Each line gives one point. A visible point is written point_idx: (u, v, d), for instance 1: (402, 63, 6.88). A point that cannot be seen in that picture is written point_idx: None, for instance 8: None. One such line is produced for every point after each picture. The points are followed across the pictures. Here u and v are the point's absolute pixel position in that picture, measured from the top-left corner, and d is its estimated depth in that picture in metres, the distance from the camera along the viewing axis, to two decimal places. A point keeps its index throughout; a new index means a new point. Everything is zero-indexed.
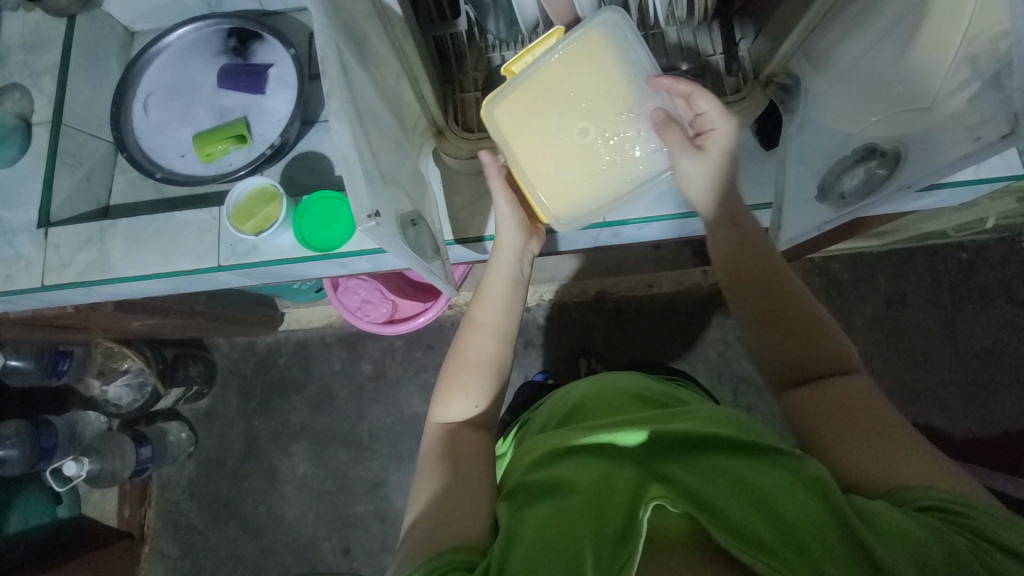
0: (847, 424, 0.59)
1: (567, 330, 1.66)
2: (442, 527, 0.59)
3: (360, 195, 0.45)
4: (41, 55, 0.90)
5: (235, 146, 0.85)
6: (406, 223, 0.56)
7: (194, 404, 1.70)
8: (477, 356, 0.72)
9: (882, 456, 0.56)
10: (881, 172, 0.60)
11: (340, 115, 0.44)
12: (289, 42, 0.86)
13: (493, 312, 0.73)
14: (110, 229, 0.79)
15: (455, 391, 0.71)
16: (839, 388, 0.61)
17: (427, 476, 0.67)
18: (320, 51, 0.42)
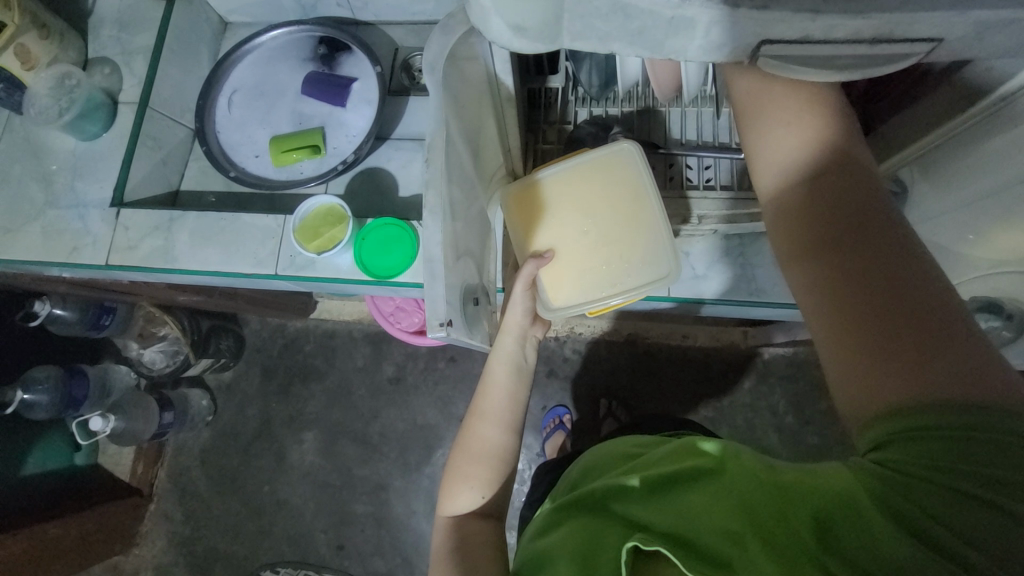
0: (852, 318, 0.43)
1: (593, 368, 1.63)
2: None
3: (437, 301, 0.45)
4: (136, 34, 0.92)
5: (308, 156, 0.85)
6: (471, 301, 0.55)
7: (219, 375, 1.73)
8: (482, 447, 0.67)
9: (887, 362, 0.41)
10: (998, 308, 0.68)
11: (434, 208, 0.44)
12: (376, 59, 0.86)
13: (497, 403, 0.68)
14: (178, 220, 0.81)
15: (459, 484, 0.66)
16: (880, 255, 0.43)
17: (447, 543, 0.64)
18: (431, 135, 0.43)
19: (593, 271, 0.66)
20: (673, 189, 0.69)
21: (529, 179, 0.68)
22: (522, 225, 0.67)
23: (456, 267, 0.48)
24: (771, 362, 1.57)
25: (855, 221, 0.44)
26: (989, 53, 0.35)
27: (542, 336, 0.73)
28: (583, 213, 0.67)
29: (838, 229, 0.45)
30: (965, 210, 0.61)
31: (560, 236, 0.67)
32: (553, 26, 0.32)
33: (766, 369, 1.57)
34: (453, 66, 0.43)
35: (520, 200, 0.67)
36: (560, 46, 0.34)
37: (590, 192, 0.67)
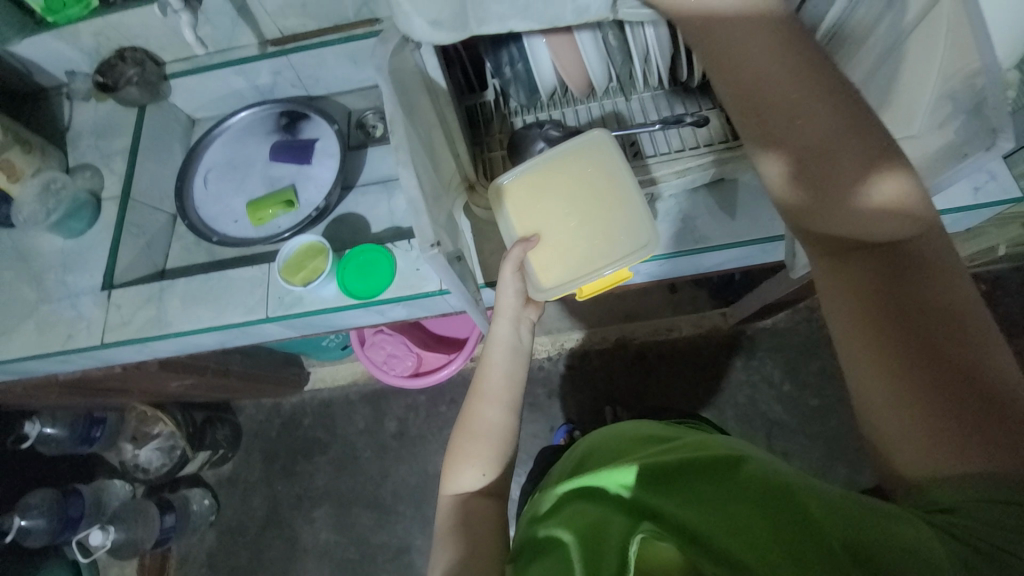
0: (927, 382, 0.47)
1: (590, 379, 1.66)
2: (470, 562, 0.62)
3: (426, 231, 0.53)
4: (114, 140, 1.02)
5: (284, 210, 0.94)
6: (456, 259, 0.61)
7: (218, 469, 1.67)
8: (484, 425, 0.73)
9: (924, 419, 0.47)
10: None
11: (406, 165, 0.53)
12: (332, 119, 0.98)
13: (496, 381, 0.75)
14: (168, 288, 0.86)
15: (463, 461, 0.72)
16: (922, 312, 0.48)
17: (464, 514, 0.68)
18: (389, 114, 0.50)
19: (577, 250, 0.72)
20: None
21: (515, 176, 0.75)
22: (512, 215, 0.74)
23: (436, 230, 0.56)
24: (755, 337, 1.63)
25: (899, 312, 0.49)
26: None
27: (536, 319, 0.78)
28: (566, 201, 0.74)
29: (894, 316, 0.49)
30: None
31: (545, 222, 0.74)
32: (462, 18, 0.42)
33: (753, 346, 1.62)
34: (397, 68, 0.52)
35: (510, 193, 0.75)
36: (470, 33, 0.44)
37: (572, 181, 0.74)
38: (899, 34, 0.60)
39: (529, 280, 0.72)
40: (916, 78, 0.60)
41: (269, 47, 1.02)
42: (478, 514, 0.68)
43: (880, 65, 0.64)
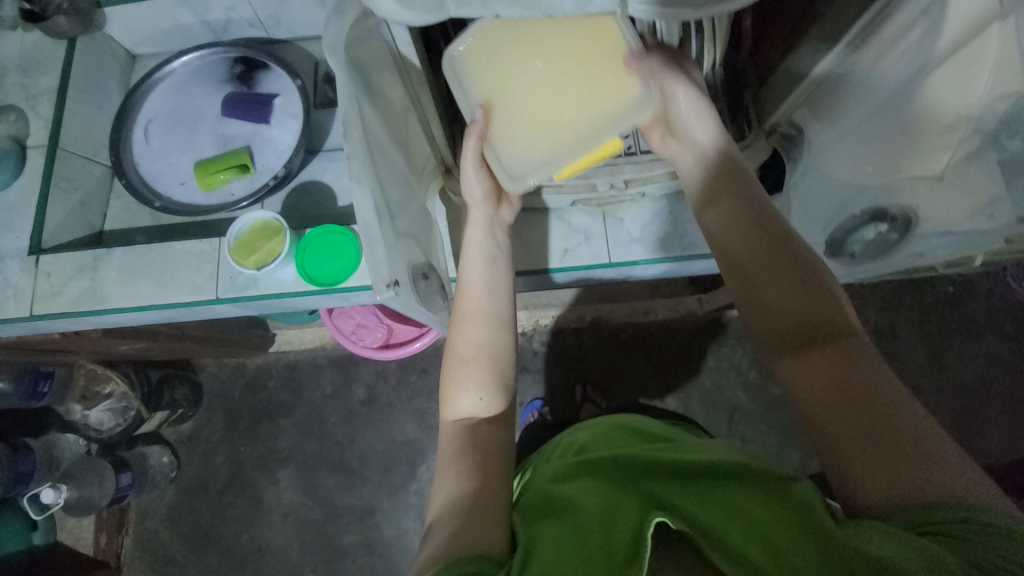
0: (857, 407, 0.49)
1: (564, 357, 1.65)
2: (468, 506, 0.53)
3: (381, 267, 0.48)
4: (39, 77, 0.88)
5: (237, 176, 0.84)
6: (418, 276, 0.56)
7: (178, 427, 1.64)
8: (470, 348, 0.63)
9: (874, 453, 0.47)
10: (892, 235, 0.69)
11: (361, 180, 0.47)
12: (295, 73, 0.86)
13: (475, 299, 0.64)
14: (105, 258, 0.78)
15: (455, 386, 0.62)
16: (854, 375, 0.51)
17: (460, 446, 0.59)
18: (345, 114, 0.44)
19: (548, 130, 0.63)
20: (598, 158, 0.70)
21: (476, 27, 0.60)
22: (474, 74, 0.61)
23: (394, 246, 0.50)
24: (729, 325, 1.64)
25: (832, 362, 0.52)
26: None
27: (511, 219, 0.70)
28: (538, 68, 0.62)
29: (817, 339, 0.53)
30: (849, 140, 0.64)
31: (512, 91, 0.62)
32: None
33: (726, 333, 1.62)
34: (354, 50, 0.44)
35: (472, 48, 0.60)
36: (447, 13, 0.37)
37: (549, 40, 0.60)
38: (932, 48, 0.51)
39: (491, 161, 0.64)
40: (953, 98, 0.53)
41: None
42: (474, 446, 0.59)
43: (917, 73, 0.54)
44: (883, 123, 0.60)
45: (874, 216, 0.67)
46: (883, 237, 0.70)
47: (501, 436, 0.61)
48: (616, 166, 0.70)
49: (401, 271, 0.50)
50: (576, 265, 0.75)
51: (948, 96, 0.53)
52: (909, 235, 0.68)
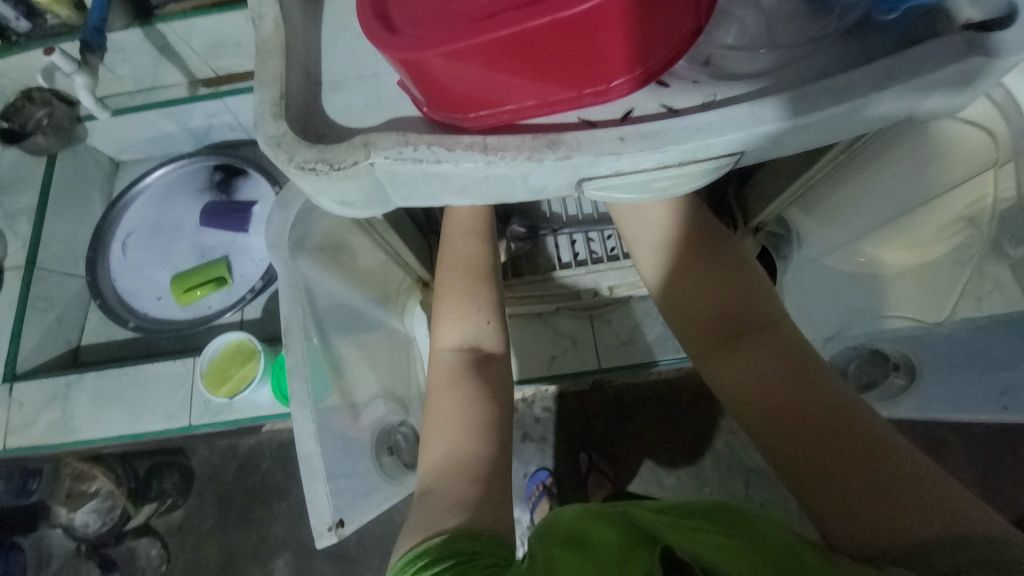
0: (790, 409, 0.41)
1: (567, 425, 1.32)
2: (467, 466, 0.44)
3: (322, 505, 0.44)
4: (16, 195, 0.88)
5: (215, 289, 0.83)
6: (382, 451, 0.54)
7: (167, 516, 1.37)
8: (463, 258, 0.53)
9: (859, 484, 0.37)
10: (900, 381, 0.59)
11: (303, 400, 0.44)
12: (275, 180, 0.86)
13: (464, 215, 0.53)
14: (77, 385, 0.76)
15: (450, 312, 0.51)
16: (809, 389, 0.41)
17: (448, 383, 0.48)
18: (285, 321, 0.44)
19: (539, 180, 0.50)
20: (581, 265, 0.68)
21: None
22: None
23: (354, 431, 0.50)
24: None
25: (791, 379, 0.42)
26: (801, 149, 0.33)
27: None
28: None
29: (737, 328, 0.45)
30: (853, 237, 0.63)
31: None
32: (376, 196, 0.31)
33: None
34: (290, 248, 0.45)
35: None
36: (395, 205, 0.33)
37: None
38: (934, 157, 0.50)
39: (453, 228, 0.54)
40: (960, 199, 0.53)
41: (201, 88, 0.89)
42: (467, 389, 0.47)
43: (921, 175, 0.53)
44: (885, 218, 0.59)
45: (873, 350, 0.62)
46: (889, 388, 0.60)
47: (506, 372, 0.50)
48: (603, 274, 0.67)
49: (345, 498, 0.46)
50: (566, 370, 0.72)
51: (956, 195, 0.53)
52: (918, 385, 0.57)
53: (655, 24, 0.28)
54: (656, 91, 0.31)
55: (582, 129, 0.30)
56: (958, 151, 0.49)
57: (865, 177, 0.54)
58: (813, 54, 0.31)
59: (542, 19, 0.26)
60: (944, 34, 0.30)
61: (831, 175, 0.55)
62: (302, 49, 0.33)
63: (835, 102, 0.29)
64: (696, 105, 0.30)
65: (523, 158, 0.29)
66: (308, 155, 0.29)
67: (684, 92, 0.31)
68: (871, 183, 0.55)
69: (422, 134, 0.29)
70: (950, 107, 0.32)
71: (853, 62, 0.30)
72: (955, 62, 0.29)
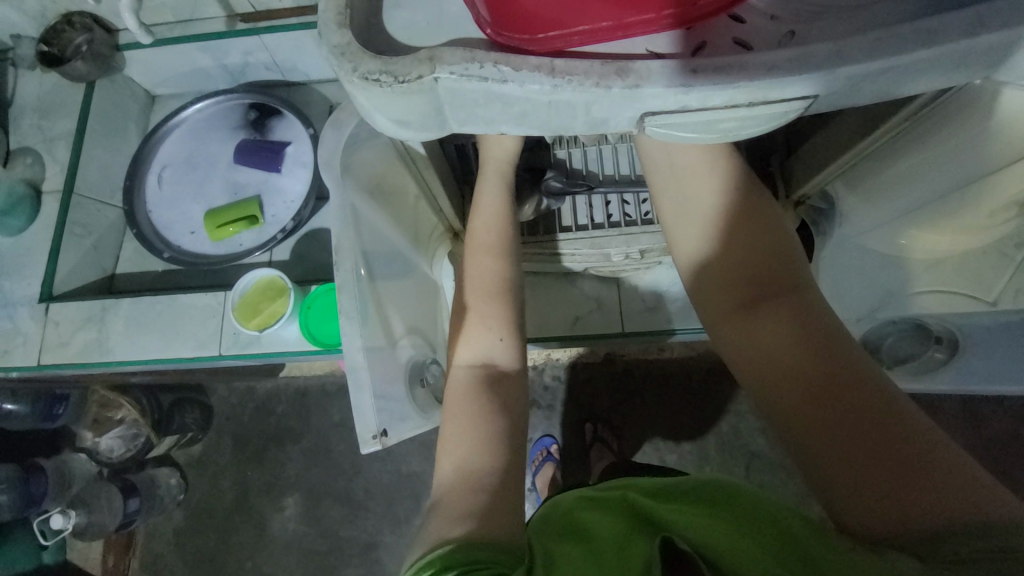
0: (804, 378, 0.39)
1: (576, 395, 1.32)
2: (479, 481, 0.42)
3: (366, 418, 0.47)
4: (56, 120, 0.89)
5: (246, 227, 0.84)
6: (415, 383, 0.56)
7: (189, 449, 1.42)
8: (484, 274, 0.52)
9: (861, 460, 0.36)
10: (939, 355, 0.59)
11: (350, 318, 0.47)
12: (309, 122, 0.85)
13: (489, 219, 0.53)
14: (112, 309, 0.78)
15: (468, 325, 0.50)
16: (825, 360, 0.39)
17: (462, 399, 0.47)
18: (336, 244, 0.45)
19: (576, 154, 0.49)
20: (613, 227, 0.67)
21: None
22: None
23: (386, 358, 0.51)
24: None
25: (805, 350, 0.40)
26: (873, 100, 0.31)
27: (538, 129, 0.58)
28: None
29: (750, 287, 0.44)
30: (897, 222, 0.61)
31: None
32: (436, 116, 0.31)
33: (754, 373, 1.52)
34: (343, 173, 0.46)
35: None
36: (452, 130, 0.32)
37: None
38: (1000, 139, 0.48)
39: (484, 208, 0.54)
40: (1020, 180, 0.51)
41: (240, 23, 0.87)
42: (484, 402, 0.46)
43: (984, 157, 0.50)
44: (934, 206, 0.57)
45: (915, 327, 0.60)
46: (926, 362, 0.59)
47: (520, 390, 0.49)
48: (635, 237, 0.65)
49: (388, 412, 0.49)
50: (588, 332, 0.72)
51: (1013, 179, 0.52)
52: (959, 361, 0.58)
53: None
54: (731, 26, 0.30)
55: (651, 59, 0.29)
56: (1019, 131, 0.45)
57: (924, 155, 0.52)
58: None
59: None
60: None
61: (883, 147, 0.52)
62: None
63: (922, 46, 0.27)
64: (771, 42, 0.29)
65: (590, 83, 0.28)
66: (373, 65, 0.28)
67: (761, 28, 0.29)
68: (924, 162, 0.53)
69: (487, 52, 0.28)
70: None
71: (944, 5, 0.28)
72: None
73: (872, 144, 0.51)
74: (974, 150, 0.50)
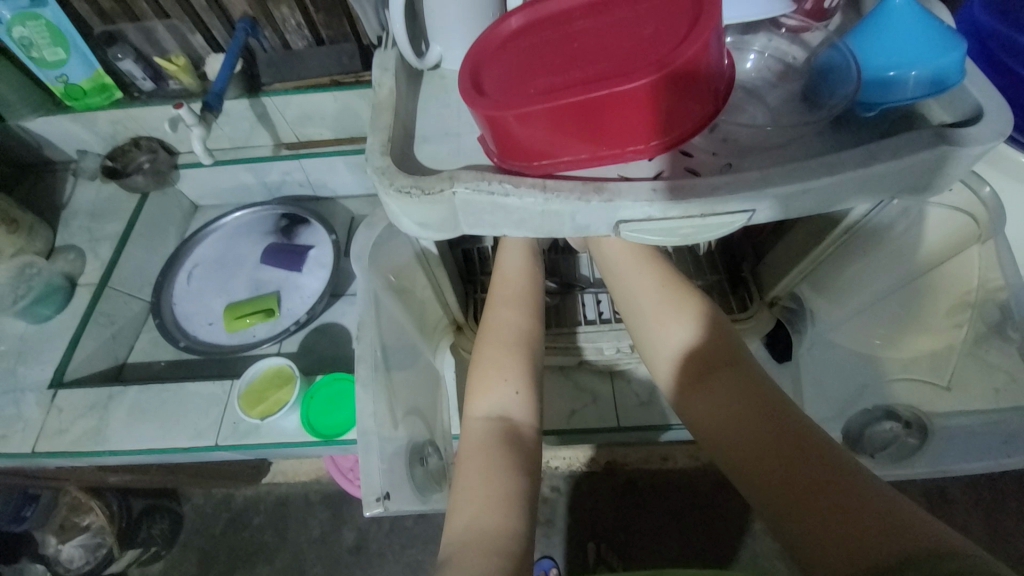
0: (757, 447, 0.43)
1: (576, 508, 1.24)
2: (495, 543, 0.43)
3: (373, 479, 0.49)
4: (107, 224, 1.01)
5: (261, 319, 0.89)
6: (416, 463, 0.56)
7: (147, 568, 1.28)
8: (503, 330, 0.57)
9: (822, 517, 0.38)
10: (912, 441, 0.59)
11: (368, 386, 0.51)
12: (332, 228, 0.96)
13: (513, 284, 0.61)
14: (118, 396, 0.80)
15: (488, 379, 0.54)
16: (774, 428, 0.43)
17: (481, 448, 0.50)
18: (360, 318, 0.51)
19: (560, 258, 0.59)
20: (603, 322, 0.73)
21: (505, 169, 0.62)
22: None
23: (392, 439, 0.52)
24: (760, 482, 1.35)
25: (756, 421, 0.44)
26: (805, 211, 0.39)
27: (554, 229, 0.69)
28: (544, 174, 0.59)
29: (702, 371, 0.49)
30: (861, 318, 0.67)
31: None
32: (450, 220, 0.38)
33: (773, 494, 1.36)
34: (376, 257, 0.53)
35: None
36: (462, 232, 0.39)
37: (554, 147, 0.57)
38: (914, 238, 0.57)
39: (506, 280, 0.61)
40: (959, 278, 0.58)
41: (284, 149, 1.04)
42: (504, 456, 0.49)
43: (915, 256, 0.59)
44: (893, 307, 0.64)
45: (888, 415, 0.61)
46: (903, 449, 0.59)
47: (537, 443, 0.52)
48: (625, 333, 0.71)
49: (395, 475, 0.51)
50: (584, 427, 0.73)
51: (954, 274, 0.59)
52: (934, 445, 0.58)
53: (684, 106, 0.36)
54: (679, 156, 0.39)
55: (622, 180, 0.37)
56: (936, 243, 0.57)
57: (865, 258, 0.61)
58: (807, 139, 0.39)
59: (604, 91, 0.34)
60: (915, 131, 0.37)
61: (833, 251, 0.60)
62: (404, 111, 0.43)
63: (829, 173, 0.36)
64: (714, 170, 0.38)
65: (573, 196, 0.36)
66: (406, 182, 0.36)
67: (705, 160, 0.38)
68: (869, 260, 0.61)
69: (495, 174, 0.36)
70: (928, 188, 0.39)
71: (842, 146, 0.38)
72: (925, 151, 0.36)
73: (821, 250, 0.59)
74: (902, 250, 0.59)
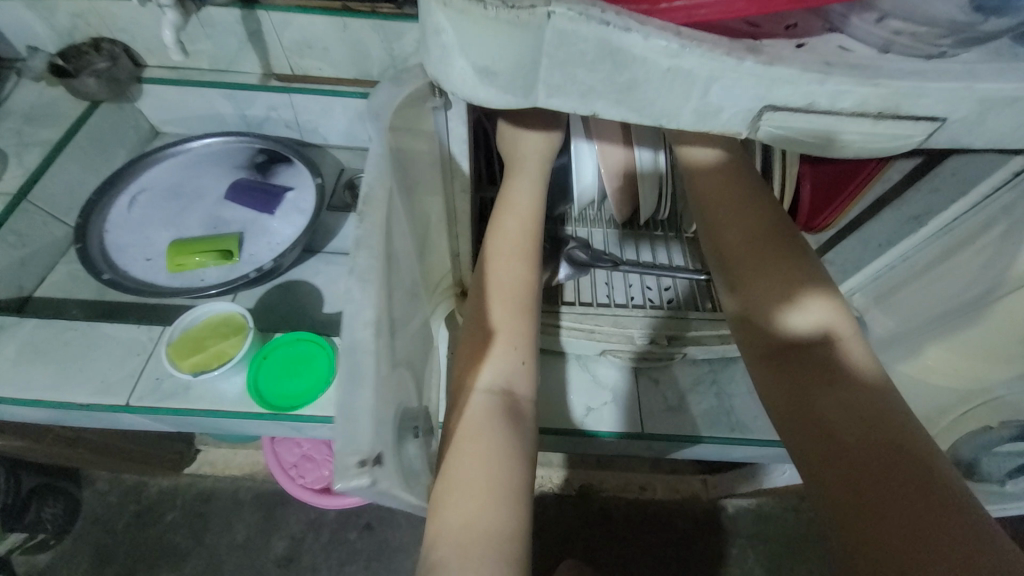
0: (849, 443, 0.38)
1: (541, 531, 1.08)
2: (503, 542, 0.34)
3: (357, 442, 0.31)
4: (41, 129, 0.83)
5: (214, 261, 0.73)
6: (408, 436, 0.42)
7: (21, 564, 1.03)
8: (505, 285, 0.45)
9: (906, 534, 0.34)
10: None
11: (368, 288, 0.36)
12: (318, 171, 0.82)
13: (519, 226, 0.46)
14: (8, 328, 0.62)
15: (481, 347, 0.43)
16: (870, 427, 0.38)
17: (475, 430, 0.39)
18: (366, 189, 0.38)
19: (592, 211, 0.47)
20: (636, 308, 0.62)
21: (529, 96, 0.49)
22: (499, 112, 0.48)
23: None
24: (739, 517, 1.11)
25: (852, 415, 0.39)
26: (990, 142, 0.29)
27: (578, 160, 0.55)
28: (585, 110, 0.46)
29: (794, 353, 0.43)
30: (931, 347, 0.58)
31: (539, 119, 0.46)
32: (528, 72, 0.26)
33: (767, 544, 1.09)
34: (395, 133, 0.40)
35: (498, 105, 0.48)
36: (534, 102, 0.28)
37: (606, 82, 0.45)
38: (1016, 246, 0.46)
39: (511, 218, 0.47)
40: None
41: (273, 80, 0.90)
42: (504, 435, 0.39)
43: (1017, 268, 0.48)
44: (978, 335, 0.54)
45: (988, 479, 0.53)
46: None
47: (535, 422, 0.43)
48: (660, 322, 0.60)
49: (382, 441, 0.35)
50: (599, 431, 0.60)
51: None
52: None
53: None
54: (834, 46, 0.29)
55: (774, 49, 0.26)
56: None
57: (946, 269, 0.50)
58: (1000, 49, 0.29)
59: None
60: None
61: (910, 258, 0.50)
62: None
63: None
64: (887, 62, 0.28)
65: (719, 53, 0.25)
66: None
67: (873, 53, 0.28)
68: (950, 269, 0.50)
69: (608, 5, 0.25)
70: None
71: None
72: None
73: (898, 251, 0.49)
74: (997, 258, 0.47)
